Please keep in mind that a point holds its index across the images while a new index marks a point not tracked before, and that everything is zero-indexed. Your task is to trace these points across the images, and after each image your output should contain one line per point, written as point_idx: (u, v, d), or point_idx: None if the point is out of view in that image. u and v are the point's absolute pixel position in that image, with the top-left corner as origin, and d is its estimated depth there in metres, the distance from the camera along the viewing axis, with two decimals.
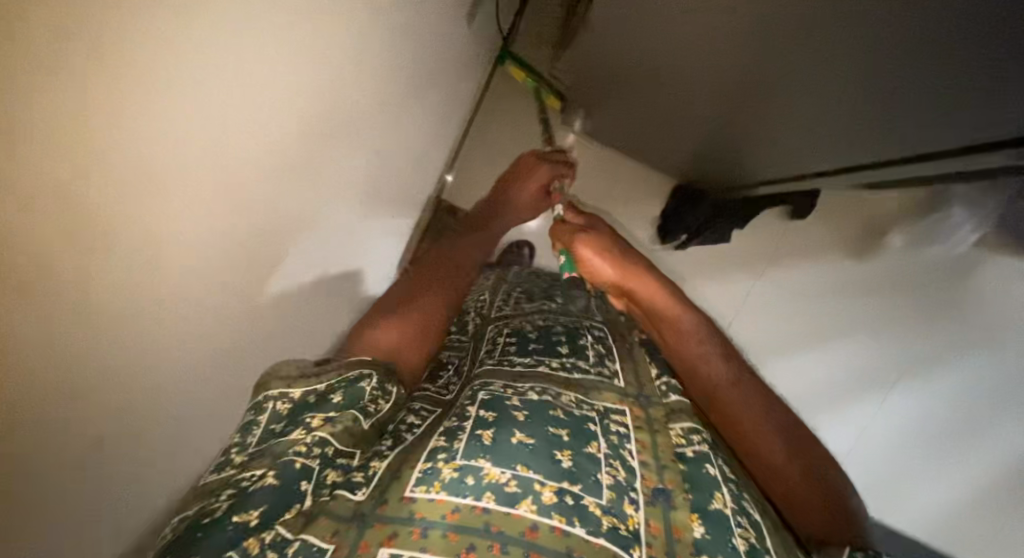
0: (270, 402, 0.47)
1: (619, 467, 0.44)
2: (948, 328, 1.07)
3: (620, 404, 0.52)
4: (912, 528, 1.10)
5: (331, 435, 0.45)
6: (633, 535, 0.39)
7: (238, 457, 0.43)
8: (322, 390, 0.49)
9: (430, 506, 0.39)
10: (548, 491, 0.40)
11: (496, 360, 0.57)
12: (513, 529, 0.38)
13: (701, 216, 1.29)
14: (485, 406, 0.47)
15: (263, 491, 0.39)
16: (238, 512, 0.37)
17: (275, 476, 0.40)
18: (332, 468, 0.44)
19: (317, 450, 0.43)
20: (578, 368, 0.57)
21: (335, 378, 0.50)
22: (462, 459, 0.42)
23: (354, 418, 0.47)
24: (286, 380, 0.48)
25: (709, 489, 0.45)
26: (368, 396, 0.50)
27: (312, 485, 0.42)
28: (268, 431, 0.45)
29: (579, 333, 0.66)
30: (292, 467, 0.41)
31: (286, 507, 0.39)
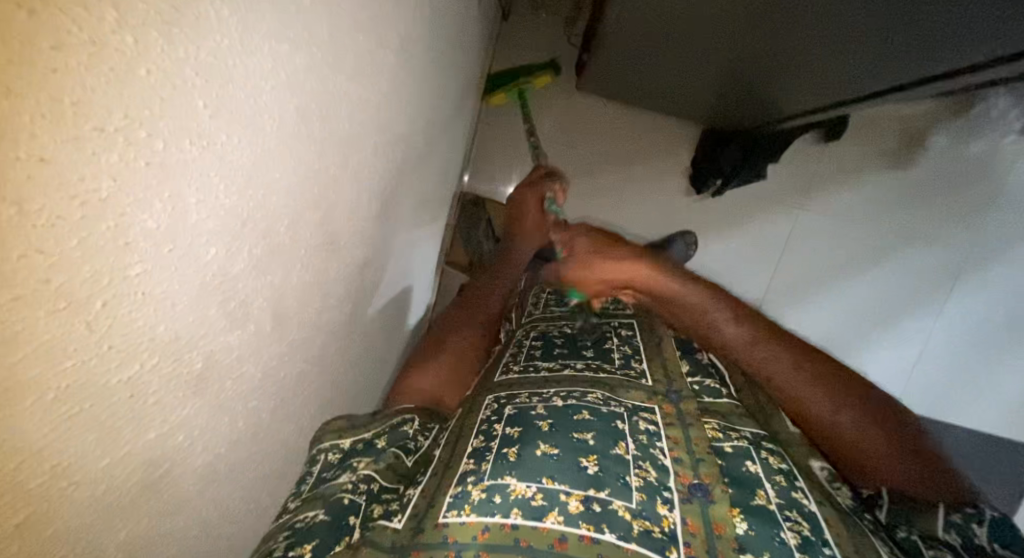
0: (323, 453, 0.52)
1: (649, 467, 0.43)
2: (972, 243, 1.25)
3: (648, 403, 0.54)
4: (961, 421, 1.34)
5: (375, 472, 0.49)
6: (668, 536, 0.37)
7: (300, 499, 0.47)
8: (368, 437, 0.54)
9: (462, 528, 0.40)
10: (574, 501, 0.40)
11: (522, 367, 0.63)
12: (542, 543, 0.37)
13: (736, 156, 1.21)
14: (512, 424, 0.50)
15: (316, 525, 0.43)
16: (294, 545, 0.40)
17: (324, 513, 0.44)
18: (378, 502, 0.47)
19: (362, 486, 0.47)
20: (604, 369, 0.61)
21: (380, 425, 0.56)
22: (489, 480, 0.43)
23: (395, 455, 0.51)
24: (337, 431, 0.54)
25: (753, 486, 0.42)
26: (411, 436, 0.56)
27: (358, 519, 0.44)
28: (322, 476, 0.50)
29: (606, 336, 0.71)
30: (339, 503, 0.45)
31: (336, 539, 0.42)
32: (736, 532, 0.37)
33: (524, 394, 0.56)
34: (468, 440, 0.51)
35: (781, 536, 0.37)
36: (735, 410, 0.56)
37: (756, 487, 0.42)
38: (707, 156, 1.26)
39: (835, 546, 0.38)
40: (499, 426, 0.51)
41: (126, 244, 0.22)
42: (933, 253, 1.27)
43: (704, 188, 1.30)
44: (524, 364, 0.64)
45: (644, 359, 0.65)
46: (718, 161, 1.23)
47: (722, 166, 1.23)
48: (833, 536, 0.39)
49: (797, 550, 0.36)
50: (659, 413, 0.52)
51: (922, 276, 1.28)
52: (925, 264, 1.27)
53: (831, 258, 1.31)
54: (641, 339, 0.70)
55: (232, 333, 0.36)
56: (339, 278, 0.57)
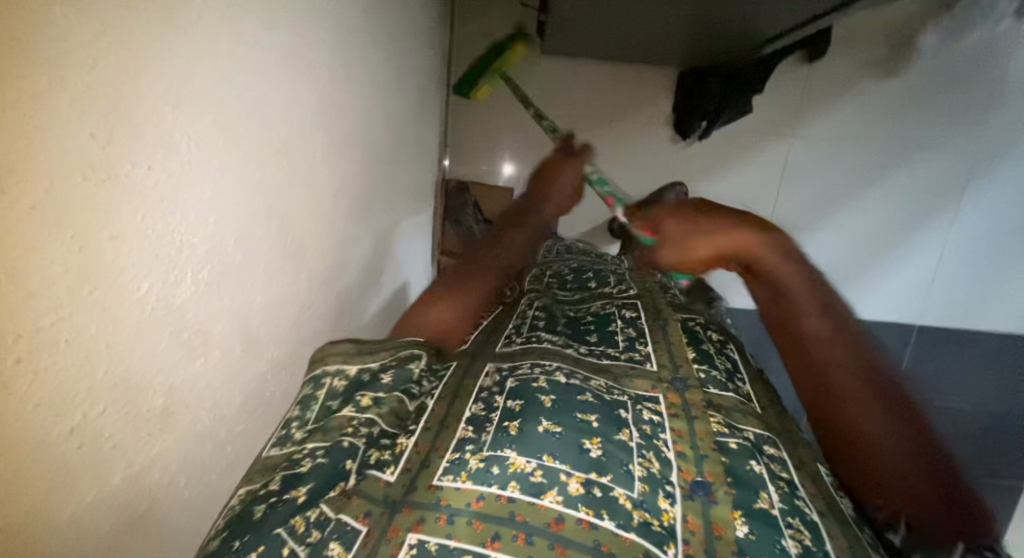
0: (327, 381, 0.50)
1: (652, 459, 0.43)
2: (970, 142, 1.23)
3: (652, 391, 0.53)
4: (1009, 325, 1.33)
5: (377, 416, 0.46)
6: (667, 531, 0.37)
7: (298, 433, 0.45)
8: (374, 370, 0.51)
9: (457, 494, 0.39)
10: (574, 482, 0.39)
11: (524, 339, 0.63)
12: (537, 520, 0.37)
13: (718, 93, 1.17)
14: (513, 396, 0.50)
15: (313, 470, 0.40)
16: (289, 488, 0.38)
17: (324, 454, 0.41)
18: (376, 448, 0.44)
19: (364, 430, 0.44)
20: (608, 354, 0.61)
21: (386, 359, 0.53)
22: (488, 450, 0.43)
23: (399, 399, 0.48)
24: (342, 359, 0.52)
25: (756, 487, 0.41)
26: (415, 377, 0.52)
27: (356, 464, 0.41)
28: (325, 405, 0.47)
29: (609, 316, 0.71)
30: (340, 447, 0.42)
31: (330, 485, 0.39)
32: (736, 535, 0.37)
33: (526, 366, 0.56)
34: (466, 403, 0.50)
35: (783, 543, 0.36)
36: (739, 405, 0.54)
37: (759, 488, 0.41)
38: (688, 100, 1.20)
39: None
40: (499, 397, 0.50)
41: (50, 262, 0.22)
42: (927, 169, 1.26)
43: (686, 134, 1.24)
44: (527, 337, 0.63)
45: (649, 342, 0.64)
46: (700, 100, 1.18)
47: (704, 105, 1.18)
48: (833, 549, 0.38)
49: None
50: (663, 404, 0.51)
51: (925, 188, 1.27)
52: (924, 176, 1.26)
53: (832, 184, 1.29)
54: (646, 322, 0.69)
55: (198, 361, 0.35)
56: (313, 250, 0.55)
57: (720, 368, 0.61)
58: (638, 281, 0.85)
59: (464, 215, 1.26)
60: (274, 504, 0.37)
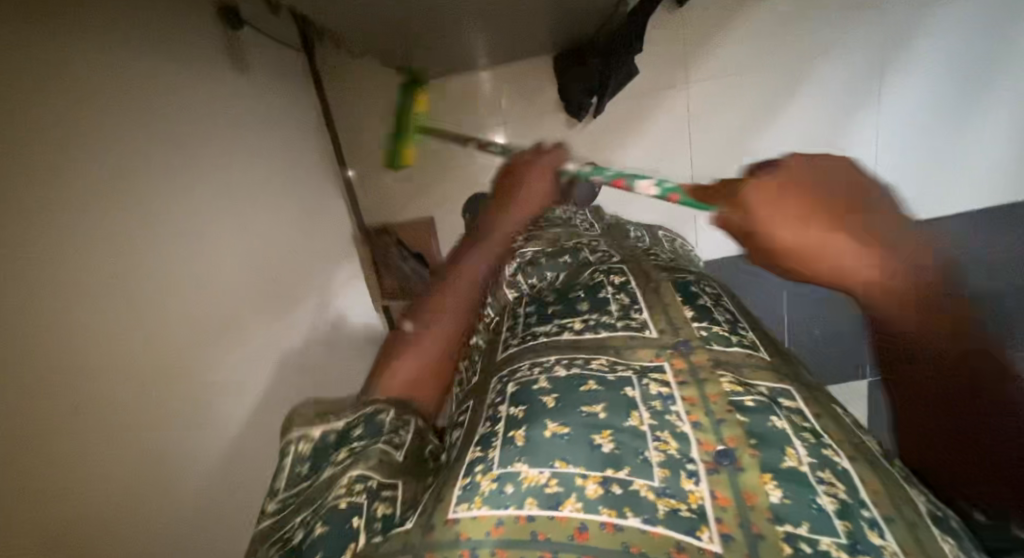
0: (293, 445, 0.53)
1: (669, 438, 0.41)
2: None
3: (656, 361, 0.51)
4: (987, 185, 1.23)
5: (369, 470, 0.46)
6: (698, 515, 0.35)
7: (273, 505, 0.49)
8: (344, 428, 0.53)
9: (474, 523, 0.37)
10: (591, 484, 0.37)
11: (519, 340, 0.60)
12: (561, 535, 0.35)
13: (597, 64, 1.17)
14: (516, 403, 0.48)
15: (317, 540, 0.40)
16: None
17: (322, 525, 0.41)
18: (379, 500, 0.43)
19: (359, 486, 0.44)
20: (602, 328, 0.58)
21: (354, 416, 0.54)
22: (498, 469, 0.41)
23: (384, 451, 0.48)
24: (306, 423, 0.54)
25: (781, 444, 0.39)
26: (390, 427, 0.52)
27: (363, 520, 0.41)
28: (294, 470, 0.51)
29: (599, 284, 0.67)
30: (338, 511, 0.42)
31: (340, 548, 0.39)
32: (769, 502, 0.35)
33: (524, 366, 0.54)
34: (478, 429, 0.49)
35: (818, 501, 0.34)
36: (748, 358, 0.52)
37: (784, 445, 0.39)
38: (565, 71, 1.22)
39: (874, 502, 0.35)
40: (502, 407, 0.49)
41: None
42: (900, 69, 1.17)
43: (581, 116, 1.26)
44: (523, 335, 0.61)
45: (644, 307, 0.61)
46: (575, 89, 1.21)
47: (584, 89, 1.20)
48: (868, 495, 0.36)
49: (836, 516, 0.33)
50: (671, 372, 0.49)
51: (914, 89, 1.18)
52: (853, 70, 1.18)
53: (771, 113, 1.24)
54: (637, 286, 0.66)
55: None
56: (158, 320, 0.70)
57: (721, 322, 0.58)
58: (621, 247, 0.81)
59: (391, 258, 1.43)
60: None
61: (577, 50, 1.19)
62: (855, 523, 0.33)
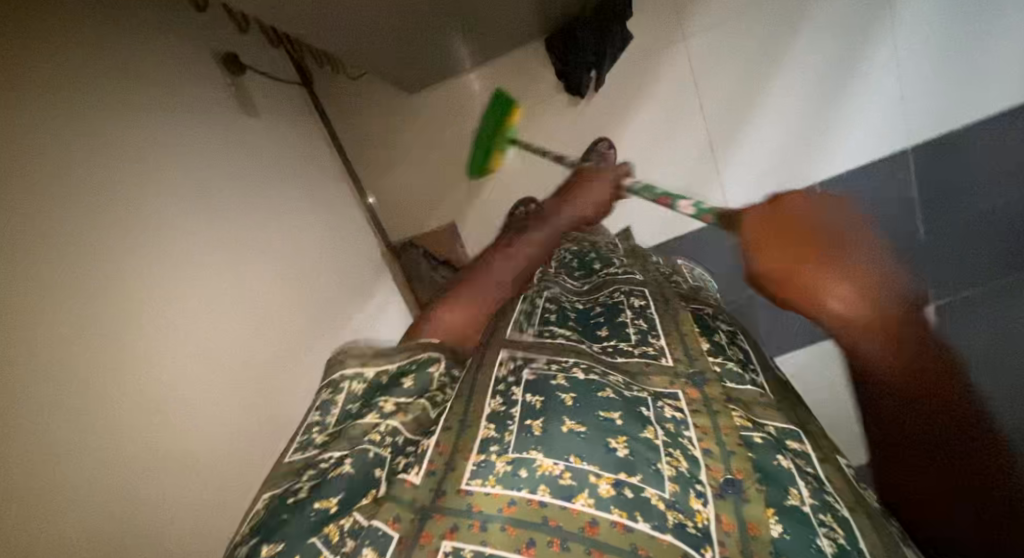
0: (347, 382, 0.58)
1: (680, 457, 0.43)
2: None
3: (672, 387, 0.53)
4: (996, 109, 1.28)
5: (403, 425, 0.50)
6: (702, 533, 0.37)
7: (321, 436, 0.53)
8: (393, 373, 0.57)
9: (487, 498, 0.39)
10: (604, 484, 0.39)
11: (538, 331, 0.62)
12: (572, 525, 0.37)
13: (592, 43, 1.34)
14: (531, 391, 0.49)
15: (343, 477, 0.44)
16: (319, 499, 0.43)
17: (350, 465, 0.45)
18: (401, 454, 0.47)
19: (389, 440, 0.48)
20: (623, 349, 0.60)
21: (406, 363, 0.58)
22: (514, 453, 0.43)
23: (422, 408, 0.52)
24: (361, 362, 0.60)
25: (786, 483, 0.41)
26: (435, 383, 0.56)
27: (384, 472, 0.45)
28: (344, 409, 0.55)
29: (619, 306, 0.69)
30: (366, 455, 0.46)
31: (362, 494, 0.43)
32: (771, 535, 0.37)
33: (542, 359, 0.55)
34: (484, 401, 0.50)
35: (818, 543, 0.37)
36: (760, 399, 0.54)
37: (789, 485, 0.41)
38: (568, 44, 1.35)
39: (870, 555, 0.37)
40: (517, 391, 0.50)
41: None
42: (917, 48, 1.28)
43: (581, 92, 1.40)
44: (540, 329, 0.63)
45: (661, 334, 0.63)
46: (577, 61, 1.35)
47: (585, 60, 1.35)
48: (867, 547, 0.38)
49: None
50: (684, 400, 0.51)
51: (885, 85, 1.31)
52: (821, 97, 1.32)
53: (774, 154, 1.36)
54: (655, 311, 0.68)
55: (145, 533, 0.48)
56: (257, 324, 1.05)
57: (735, 358, 0.61)
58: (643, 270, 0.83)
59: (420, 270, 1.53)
60: (301, 515, 0.42)
61: (567, 31, 1.35)
62: None
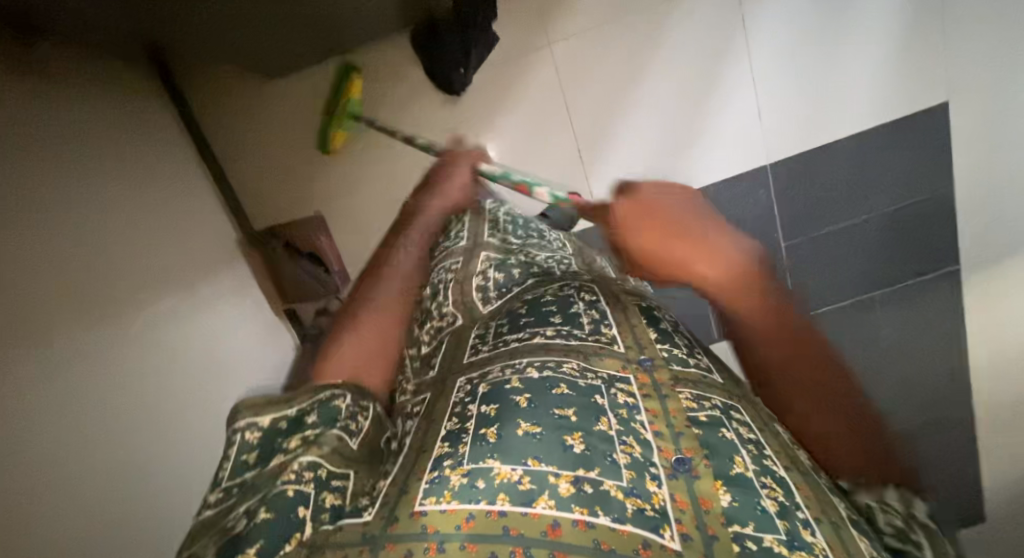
0: (240, 435, 0.53)
1: (634, 443, 0.43)
2: None
3: (623, 373, 0.54)
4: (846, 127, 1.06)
5: (320, 458, 0.46)
6: (660, 514, 0.37)
7: (218, 495, 0.48)
8: (294, 414, 0.54)
9: (443, 517, 0.37)
10: (563, 483, 0.39)
11: (491, 345, 0.61)
12: (534, 531, 0.36)
13: (455, 42, 1.05)
14: (487, 402, 0.49)
15: (260, 525, 0.39)
16: (236, 552, 0.38)
17: (266, 510, 0.41)
18: (328, 490, 0.44)
19: (309, 474, 0.44)
20: (576, 336, 0.60)
21: (308, 403, 0.55)
22: (470, 465, 0.41)
23: (340, 439, 0.49)
24: (253, 413, 0.55)
25: (730, 453, 0.43)
26: (345, 415, 0.53)
27: (310, 511, 0.41)
28: (239, 461, 0.50)
29: (569, 296, 0.69)
30: (285, 497, 0.42)
31: (286, 540, 0.39)
32: (722, 506, 0.38)
33: (497, 370, 0.55)
34: (440, 428, 0.49)
35: (762, 504, 0.38)
36: (704, 378, 0.55)
37: (733, 454, 0.43)
38: (432, 35, 1.05)
39: (807, 509, 0.40)
40: (473, 407, 0.49)
41: None
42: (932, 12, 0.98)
43: (454, 90, 1.10)
44: (495, 343, 0.62)
45: (613, 323, 0.63)
46: (444, 56, 1.06)
47: (452, 55, 1.05)
48: (804, 502, 0.40)
49: (778, 517, 0.37)
50: (635, 384, 0.52)
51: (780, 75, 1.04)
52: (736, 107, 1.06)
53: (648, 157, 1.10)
54: (605, 303, 0.68)
55: None
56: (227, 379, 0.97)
57: (681, 344, 0.61)
58: (587, 265, 0.83)
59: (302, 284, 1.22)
60: None
61: (430, 27, 1.05)
62: (793, 522, 0.37)
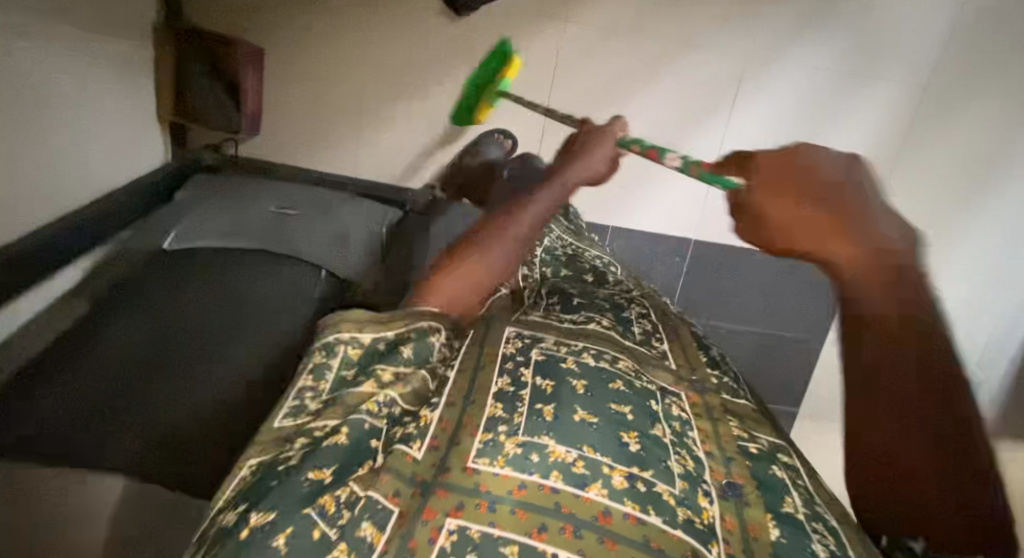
0: (341, 345, 0.53)
1: (687, 457, 0.44)
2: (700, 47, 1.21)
3: (675, 386, 0.54)
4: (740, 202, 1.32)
5: (400, 397, 0.48)
6: (709, 529, 0.37)
7: (313, 404, 0.48)
8: (390, 340, 0.54)
9: (496, 480, 0.38)
10: (617, 476, 0.39)
11: (543, 314, 0.65)
12: (585, 513, 0.36)
13: None
14: (541, 374, 0.49)
15: (336, 449, 0.39)
16: (313, 468, 0.37)
17: (347, 434, 0.40)
18: (399, 425, 0.45)
19: (386, 411, 0.45)
20: (629, 337, 0.62)
21: (404, 332, 0.55)
22: (524, 436, 0.42)
23: (423, 381, 0.51)
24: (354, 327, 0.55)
25: (782, 493, 0.43)
26: (436, 356, 0.55)
27: (379, 443, 0.42)
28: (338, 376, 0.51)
29: (625, 303, 0.72)
30: (362, 426, 0.42)
31: (355, 463, 0.39)
32: (771, 538, 0.38)
33: (550, 340, 0.57)
34: (491, 377, 0.50)
35: (812, 546, 0.38)
36: (754, 413, 0.57)
37: (784, 494, 0.43)
38: None
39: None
40: (526, 374, 0.50)
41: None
42: (1005, 131, 1.23)
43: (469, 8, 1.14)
44: (546, 314, 0.65)
45: (665, 339, 0.66)
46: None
47: None
48: (856, 551, 0.39)
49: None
50: (686, 401, 0.52)
51: (765, 116, 1.25)
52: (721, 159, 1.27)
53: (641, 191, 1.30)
54: (656, 318, 0.71)
55: None
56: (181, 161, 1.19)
57: (729, 373, 0.64)
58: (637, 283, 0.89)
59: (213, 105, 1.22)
60: (293, 479, 0.36)
61: None
62: None
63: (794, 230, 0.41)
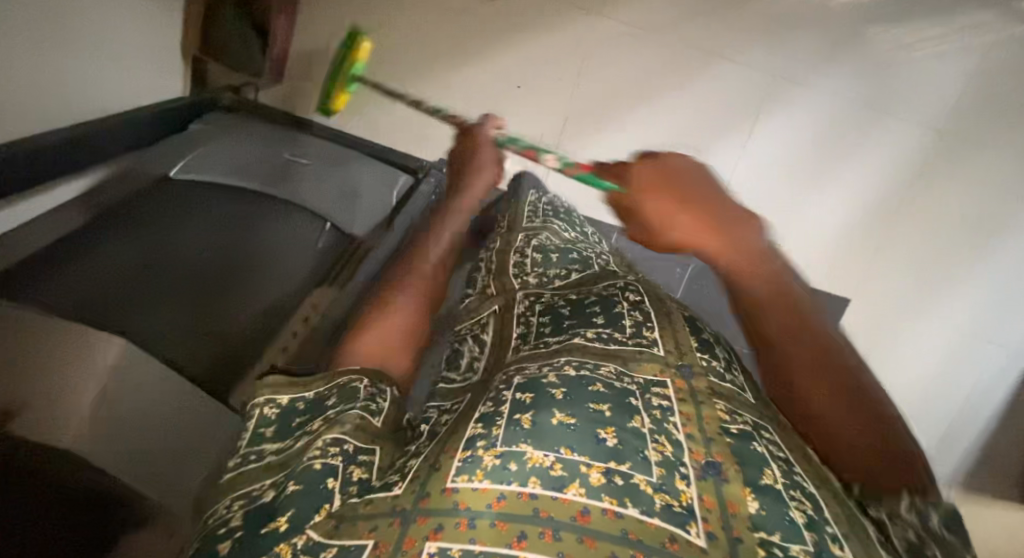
0: (260, 408, 0.53)
1: (665, 443, 0.44)
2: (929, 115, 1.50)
3: (660, 377, 0.55)
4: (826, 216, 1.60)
5: (344, 434, 0.46)
6: (688, 511, 0.38)
7: (236, 458, 0.49)
8: (311, 397, 0.54)
9: (475, 494, 0.38)
10: (595, 473, 0.40)
11: (531, 347, 0.63)
12: (564, 514, 0.36)
13: None
14: (523, 391, 0.50)
15: (291, 498, 0.40)
16: (268, 522, 0.39)
17: (296, 482, 0.41)
18: (356, 464, 0.45)
19: (335, 450, 0.44)
20: (614, 340, 0.61)
21: (324, 386, 0.55)
22: (502, 447, 0.42)
23: (361, 415, 0.48)
24: (274, 387, 0.55)
25: (761, 464, 0.43)
26: (366, 395, 0.52)
27: (339, 483, 0.42)
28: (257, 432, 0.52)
29: (613, 297, 0.71)
30: (315, 470, 0.42)
31: (316, 509, 0.40)
32: (749, 512, 0.38)
33: (534, 366, 0.56)
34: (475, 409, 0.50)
35: (790, 515, 0.39)
36: (741, 393, 0.56)
37: (763, 465, 0.43)
38: None
39: (832, 522, 0.40)
40: (508, 393, 0.51)
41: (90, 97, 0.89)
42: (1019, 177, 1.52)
43: None
44: (535, 344, 0.63)
45: (655, 326, 0.65)
46: None
47: None
48: (831, 515, 0.41)
49: (805, 529, 0.38)
50: (671, 388, 0.53)
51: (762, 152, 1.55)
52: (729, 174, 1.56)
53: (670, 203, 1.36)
54: (649, 306, 0.70)
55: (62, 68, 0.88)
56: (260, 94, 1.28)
57: (721, 356, 0.63)
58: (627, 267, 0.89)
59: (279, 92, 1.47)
60: (252, 541, 0.38)
61: None
62: (820, 535, 0.38)
63: (667, 220, 0.64)
